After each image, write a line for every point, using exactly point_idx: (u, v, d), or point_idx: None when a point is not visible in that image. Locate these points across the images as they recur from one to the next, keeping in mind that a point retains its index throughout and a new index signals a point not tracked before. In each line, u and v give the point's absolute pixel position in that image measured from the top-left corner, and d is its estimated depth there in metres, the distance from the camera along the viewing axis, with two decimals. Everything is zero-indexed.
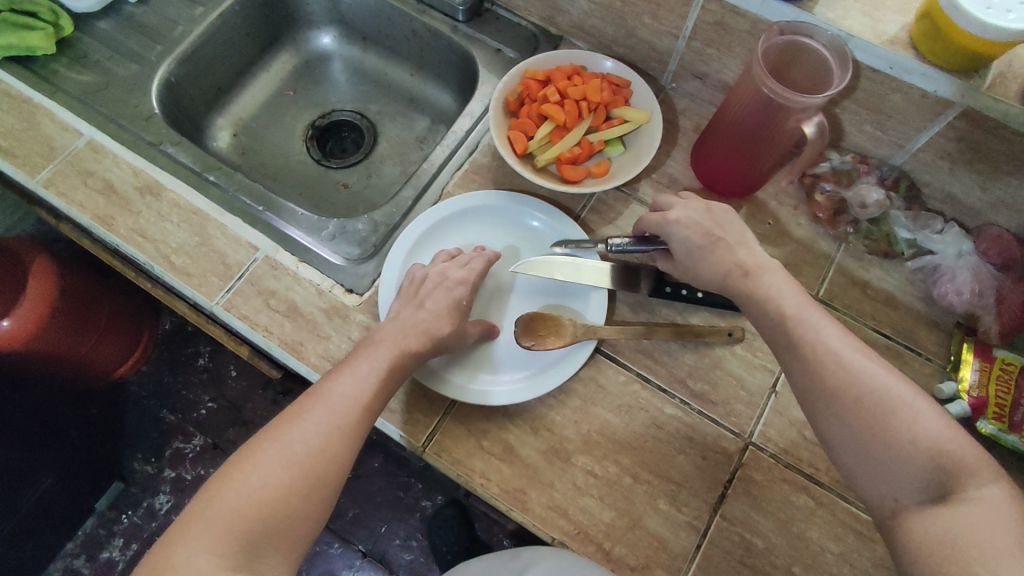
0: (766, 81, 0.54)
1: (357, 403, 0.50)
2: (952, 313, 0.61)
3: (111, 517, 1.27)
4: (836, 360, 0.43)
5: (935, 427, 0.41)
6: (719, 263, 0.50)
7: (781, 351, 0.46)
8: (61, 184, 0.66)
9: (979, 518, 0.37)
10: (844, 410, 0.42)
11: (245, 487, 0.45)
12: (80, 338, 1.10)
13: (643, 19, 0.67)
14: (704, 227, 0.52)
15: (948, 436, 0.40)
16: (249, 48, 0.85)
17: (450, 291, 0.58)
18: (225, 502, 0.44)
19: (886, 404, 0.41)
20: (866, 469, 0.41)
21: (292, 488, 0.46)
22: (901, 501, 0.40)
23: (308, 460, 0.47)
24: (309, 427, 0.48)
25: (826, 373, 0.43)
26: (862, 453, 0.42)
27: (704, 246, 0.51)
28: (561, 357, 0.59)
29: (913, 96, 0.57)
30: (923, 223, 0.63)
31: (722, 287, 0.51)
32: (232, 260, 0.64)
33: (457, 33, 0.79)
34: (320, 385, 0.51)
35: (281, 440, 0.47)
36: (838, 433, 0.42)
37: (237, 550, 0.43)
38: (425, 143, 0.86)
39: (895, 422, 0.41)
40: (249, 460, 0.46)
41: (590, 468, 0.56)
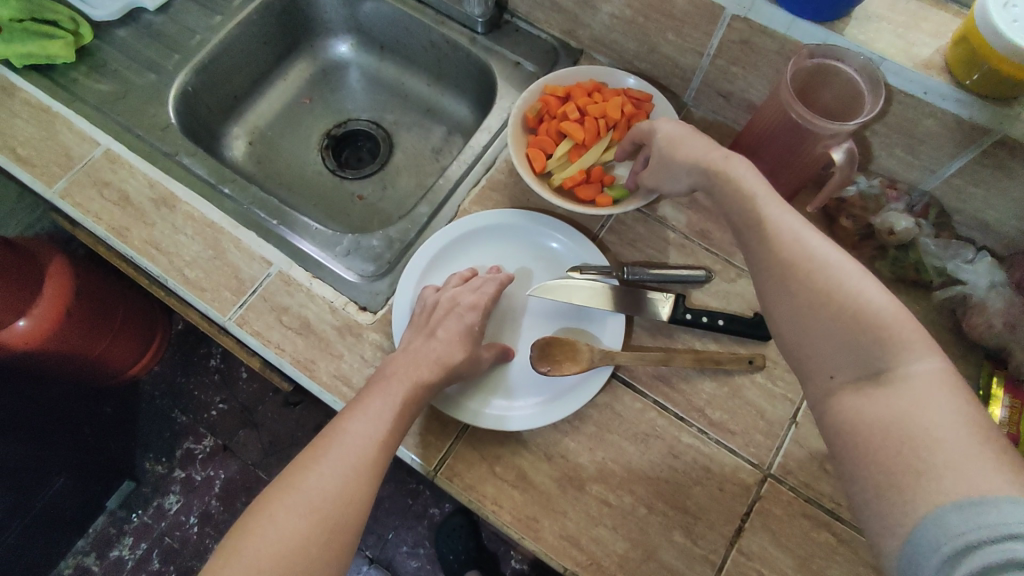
0: (794, 104, 0.53)
1: (372, 441, 0.50)
2: (981, 344, 0.60)
3: (122, 516, 1.27)
4: (794, 240, 0.42)
5: (880, 300, 0.38)
6: (696, 151, 0.50)
7: (743, 230, 0.46)
8: (77, 195, 0.66)
9: (912, 395, 0.35)
10: (793, 290, 0.41)
11: (263, 539, 0.45)
12: (95, 338, 1.10)
13: (667, 35, 0.65)
14: (683, 125, 0.53)
15: (895, 311, 0.38)
16: (266, 57, 0.85)
17: (464, 316, 0.57)
18: (244, 557, 0.44)
19: (835, 283, 0.39)
20: (807, 349, 0.40)
21: (310, 538, 0.45)
22: (836, 379, 0.39)
23: (325, 506, 0.46)
24: (325, 473, 0.47)
25: (783, 250, 0.42)
26: (804, 329, 0.40)
27: (681, 137, 0.51)
28: (581, 382, 0.58)
29: (947, 121, 0.55)
30: (953, 253, 0.61)
31: (696, 171, 0.50)
32: (246, 274, 0.63)
33: (476, 45, 0.77)
34: (334, 429, 0.51)
35: (297, 488, 0.47)
36: (785, 312, 0.42)
37: None
38: (441, 154, 0.85)
39: (839, 293, 0.39)
40: (266, 512, 0.46)
41: (604, 497, 0.55)
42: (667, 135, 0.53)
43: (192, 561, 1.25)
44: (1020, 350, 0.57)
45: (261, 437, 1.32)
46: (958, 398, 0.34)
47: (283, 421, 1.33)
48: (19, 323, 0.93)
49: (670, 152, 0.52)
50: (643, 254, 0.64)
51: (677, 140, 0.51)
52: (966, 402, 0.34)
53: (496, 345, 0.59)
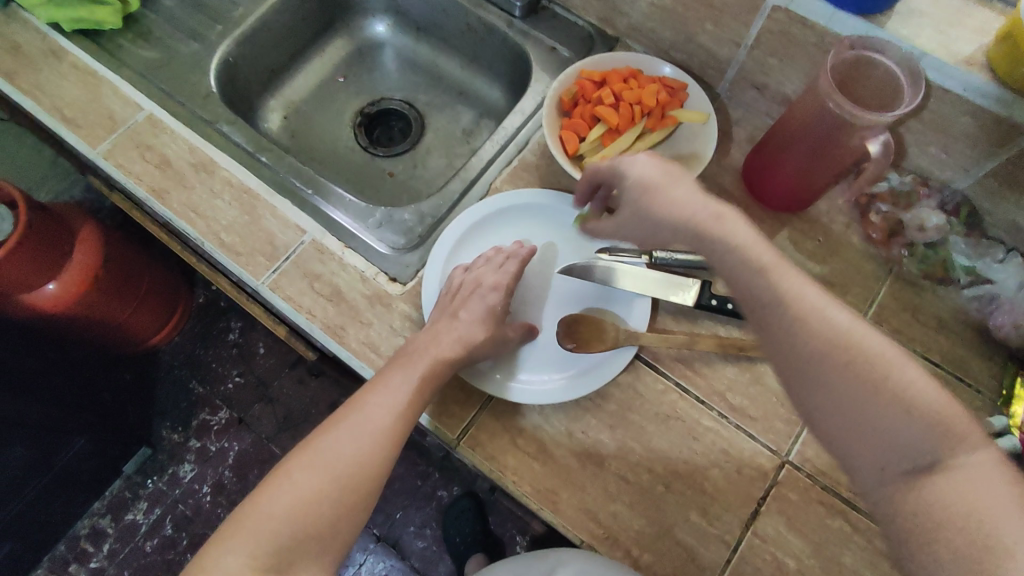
0: (833, 95, 0.53)
1: (391, 415, 0.52)
2: (1007, 345, 0.60)
3: (137, 481, 1.30)
4: (825, 326, 0.39)
5: (922, 386, 0.37)
6: (682, 202, 0.45)
7: (758, 310, 0.41)
8: (120, 156, 0.68)
9: (973, 488, 0.34)
10: (831, 376, 0.38)
11: (284, 489, 0.49)
12: (120, 306, 1.14)
13: (705, 25, 0.66)
14: (653, 170, 0.48)
15: (942, 400, 0.37)
16: (305, 34, 0.86)
17: (485, 297, 0.59)
18: (270, 504, 0.48)
19: (877, 368, 0.37)
20: (854, 439, 0.38)
21: (326, 496, 0.48)
22: (888, 471, 0.37)
23: (342, 470, 0.49)
24: (345, 439, 0.51)
25: (810, 327, 0.39)
26: (850, 417, 0.38)
27: (652, 186, 0.47)
28: (606, 366, 0.58)
29: (986, 119, 0.55)
30: (983, 251, 0.62)
31: (679, 232, 0.45)
32: (280, 241, 0.65)
33: (513, 29, 0.78)
34: (357, 403, 0.53)
35: (320, 450, 0.50)
36: (824, 398, 0.39)
37: (277, 550, 0.46)
38: (472, 136, 0.86)
39: (882, 377, 0.37)
40: (292, 466, 0.50)
41: (622, 474, 0.56)
42: (642, 183, 0.48)
43: (203, 528, 1.28)
44: None
45: (275, 412, 1.35)
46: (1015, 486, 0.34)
47: (298, 397, 1.36)
48: (48, 287, 0.97)
49: (650, 203, 0.47)
50: None
51: (651, 188, 0.47)
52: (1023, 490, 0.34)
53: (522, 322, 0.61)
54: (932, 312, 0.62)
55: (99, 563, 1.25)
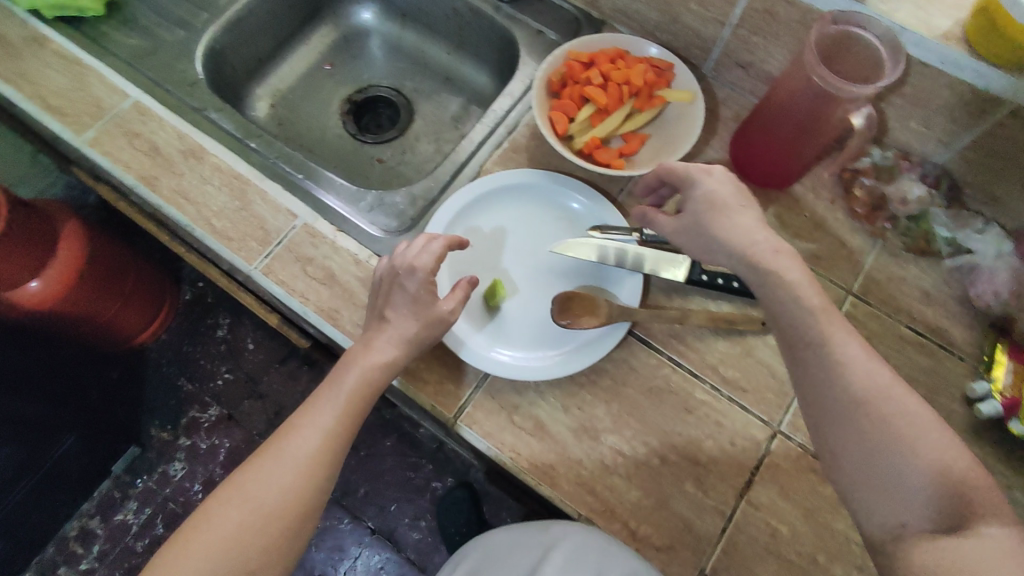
0: (817, 69, 0.54)
1: (320, 440, 0.51)
2: (988, 313, 0.61)
3: (127, 481, 1.29)
4: (863, 375, 0.40)
5: (956, 456, 0.38)
6: (749, 224, 0.47)
7: (793, 345, 0.43)
8: (107, 144, 0.67)
9: (995, 557, 0.34)
10: (860, 421, 0.40)
11: (212, 529, 0.48)
12: (105, 303, 1.12)
13: (690, 5, 0.67)
14: (726, 189, 0.49)
15: (974, 472, 0.38)
16: (291, 21, 0.86)
17: (407, 287, 0.54)
18: (193, 544, 0.47)
19: (911, 425, 0.39)
20: (872, 488, 0.39)
21: (254, 530, 0.48)
22: (909, 526, 0.37)
23: (270, 502, 0.49)
24: (272, 470, 0.50)
25: (847, 372, 0.41)
26: (870, 463, 0.39)
27: (724, 204, 0.48)
28: (587, 336, 0.59)
29: (964, 92, 0.57)
30: (963, 222, 0.64)
31: (741, 248, 0.46)
32: (272, 226, 0.64)
33: (500, 13, 0.78)
34: (286, 433, 0.52)
35: (246, 484, 0.49)
36: (848, 444, 0.40)
37: None
38: (461, 122, 0.86)
39: (917, 436, 0.39)
40: (217, 503, 0.49)
41: (619, 447, 0.57)
42: (709, 197, 0.49)
43: None
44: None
45: (266, 407, 1.34)
46: None
47: (289, 392, 1.35)
48: (32, 284, 0.95)
49: (714, 217, 0.48)
50: None
51: (720, 204, 0.48)
52: None
53: (459, 287, 0.56)
54: (917, 284, 0.63)
55: (89, 564, 1.24)
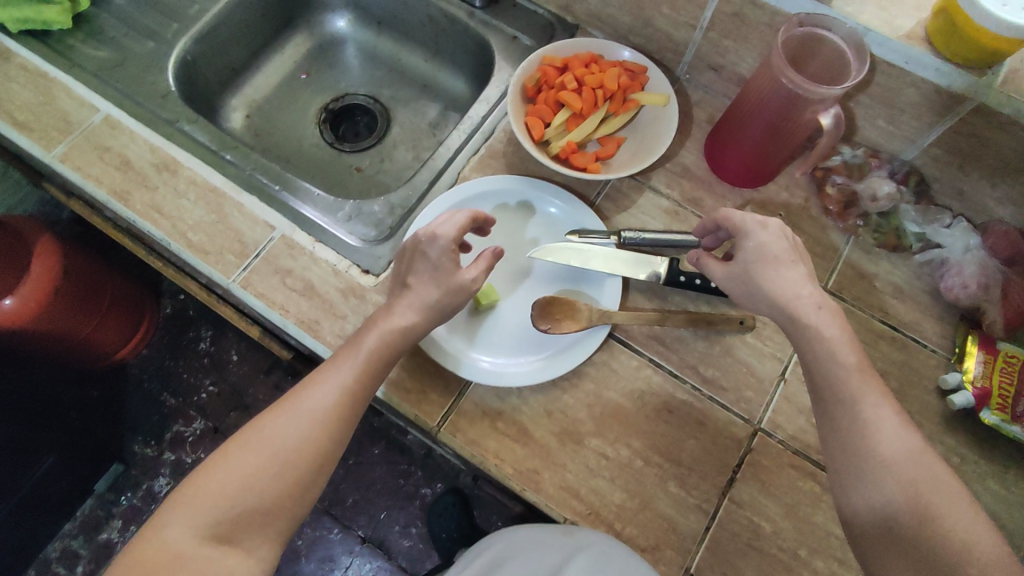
0: (785, 72, 0.55)
1: (338, 395, 0.50)
2: (958, 306, 0.63)
3: (110, 499, 1.27)
4: (891, 441, 0.44)
5: (974, 532, 0.41)
6: (795, 281, 0.48)
7: (823, 398, 0.47)
8: (78, 159, 0.66)
9: None
10: (884, 482, 0.43)
11: (225, 469, 0.47)
12: (82, 320, 1.10)
13: (662, 8, 0.67)
14: (779, 242, 0.49)
15: (993, 548, 0.41)
16: (263, 31, 0.85)
17: (429, 254, 0.54)
18: (204, 487, 0.46)
19: (932, 496, 0.42)
20: (882, 544, 0.43)
21: (267, 476, 0.47)
22: None
23: (284, 451, 0.48)
24: (287, 420, 0.49)
25: (875, 436, 0.44)
26: (884, 521, 0.43)
27: (778, 259, 0.48)
28: (566, 340, 0.60)
29: (928, 91, 0.58)
30: (933, 217, 0.65)
31: (783, 304, 0.47)
32: (249, 238, 0.64)
33: (474, 19, 0.79)
34: (303, 384, 0.51)
35: (261, 432, 0.48)
36: (868, 502, 0.44)
37: (211, 533, 0.45)
38: (438, 129, 0.86)
39: (938, 508, 0.42)
40: (231, 449, 0.48)
41: (602, 450, 0.57)
42: (761, 250, 0.49)
43: None
44: (993, 309, 0.61)
45: None
46: None
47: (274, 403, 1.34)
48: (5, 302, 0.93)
49: (763, 271, 0.49)
50: (637, 220, 0.67)
51: (770, 259, 0.48)
52: None
53: (482, 256, 0.55)
54: (890, 279, 0.65)
55: None
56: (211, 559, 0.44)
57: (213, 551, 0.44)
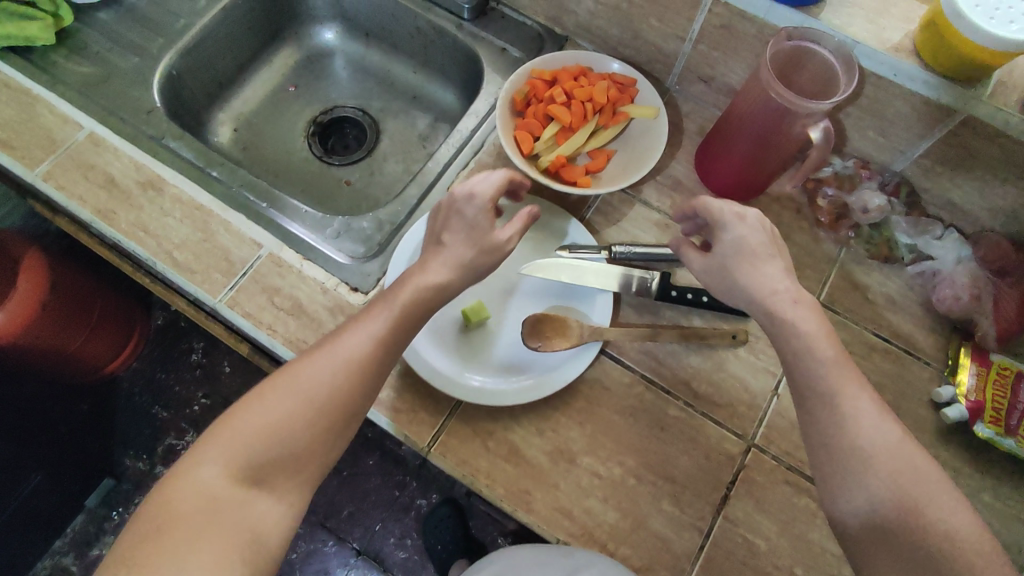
0: (774, 86, 0.55)
1: (372, 345, 0.49)
2: (950, 317, 0.62)
3: (102, 514, 1.26)
4: (874, 439, 0.43)
5: (957, 521, 0.41)
6: (772, 277, 0.48)
7: (802, 395, 0.46)
8: (61, 178, 0.65)
9: None
10: (870, 482, 0.42)
11: (257, 412, 0.46)
12: (72, 334, 1.09)
13: (650, 20, 0.67)
14: (757, 234, 0.49)
15: (975, 533, 0.41)
16: (250, 43, 0.84)
17: (465, 214, 0.53)
18: (242, 425, 0.45)
19: (919, 491, 0.42)
20: (874, 547, 0.42)
21: (302, 419, 0.46)
22: None
23: (319, 395, 0.46)
24: (321, 366, 0.47)
25: (858, 435, 0.43)
26: (876, 524, 0.42)
27: (755, 254, 0.49)
28: (554, 356, 0.59)
29: (917, 103, 0.58)
30: (923, 229, 0.65)
31: (759, 300, 0.48)
32: (236, 256, 0.63)
33: (462, 31, 0.78)
34: (337, 332, 0.50)
35: (296, 375, 0.47)
36: (857, 504, 0.42)
37: (249, 471, 0.44)
38: (428, 141, 0.86)
39: (925, 504, 0.41)
40: (266, 391, 0.47)
41: (595, 469, 0.56)
42: (739, 245, 0.49)
43: None
44: (985, 322, 0.61)
45: None
46: None
47: None
48: None
49: (740, 265, 0.49)
50: (629, 234, 0.66)
51: (748, 253, 0.49)
52: None
53: (521, 217, 0.56)
54: (882, 291, 0.64)
55: None
56: (242, 502, 0.43)
57: (251, 488, 0.44)
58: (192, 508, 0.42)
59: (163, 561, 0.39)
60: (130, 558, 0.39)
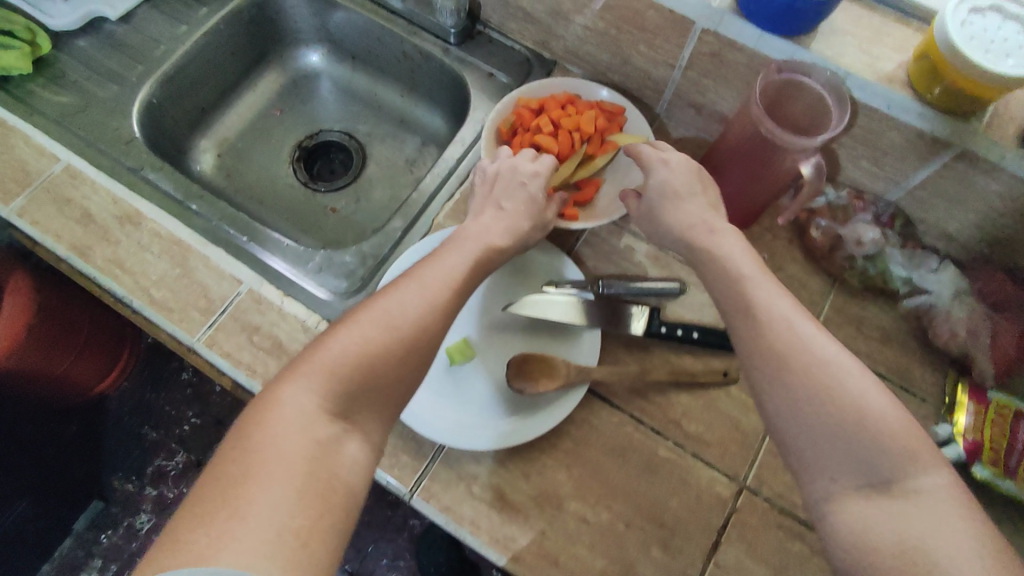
0: (762, 121, 0.53)
1: (451, 284, 0.49)
2: (947, 352, 0.61)
3: (90, 538, 1.24)
4: (793, 339, 0.41)
5: (880, 404, 0.38)
6: (692, 213, 0.52)
7: (727, 310, 0.45)
8: (36, 212, 0.63)
9: (930, 512, 0.35)
10: (791, 382, 0.40)
11: (345, 341, 0.43)
12: (60, 357, 1.06)
13: (639, 47, 0.66)
14: (682, 175, 0.54)
15: (898, 415, 0.38)
16: (234, 68, 0.83)
17: (528, 186, 0.60)
18: (327, 356, 0.42)
19: (838, 378, 0.39)
20: (807, 451, 0.39)
21: (390, 351, 0.44)
22: (839, 484, 0.38)
23: (406, 328, 0.45)
24: (405, 299, 0.47)
25: (775, 337, 0.41)
26: (802, 425, 0.39)
27: (678, 193, 0.54)
28: (541, 397, 0.57)
29: (911, 135, 0.57)
30: (919, 262, 0.63)
31: (682, 237, 0.52)
32: (215, 293, 0.61)
33: (449, 56, 0.77)
34: (413, 273, 0.50)
35: (379, 307, 0.46)
36: (779, 402, 0.40)
37: (338, 401, 0.41)
38: (415, 165, 0.84)
39: (844, 395, 0.38)
40: (346, 323, 0.44)
41: (582, 514, 0.55)
42: (664, 187, 0.54)
43: None
44: (983, 356, 0.59)
45: None
46: (971, 521, 0.35)
47: None
48: None
49: (665, 204, 0.54)
50: (617, 266, 0.65)
51: (671, 192, 0.54)
52: (977, 523, 0.35)
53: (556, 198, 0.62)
54: (877, 324, 0.63)
55: None
56: (336, 437, 0.40)
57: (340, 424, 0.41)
58: (293, 439, 0.39)
59: (263, 497, 0.36)
60: (227, 498, 0.36)
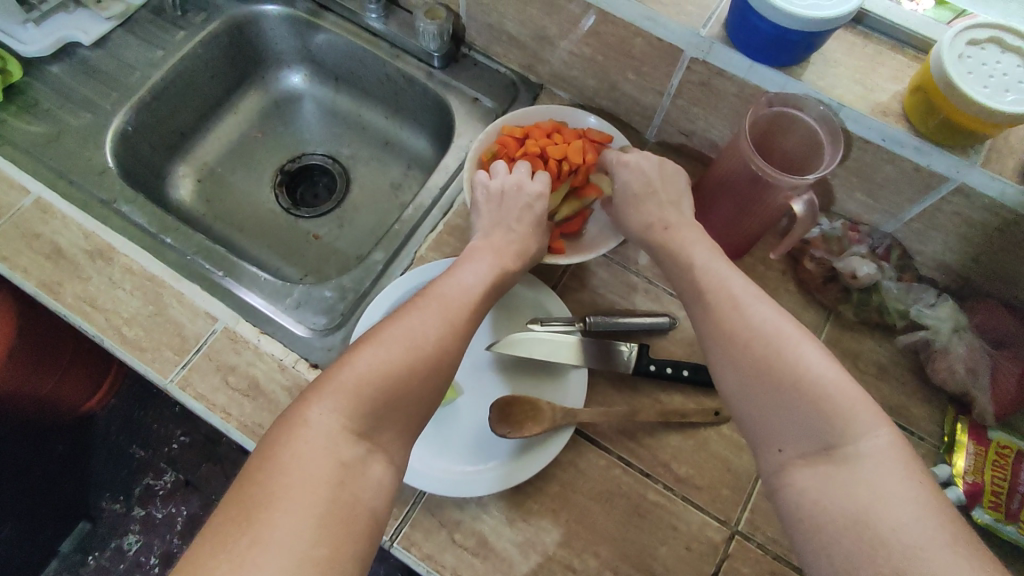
0: (753, 158, 0.52)
1: (468, 305, 0.50)
2: (945, 388, 0.59)
3: (76, 561, 1.19)
4: (741, 322, 0.44)
5: (821, 369, 0.41)
6: (647, 212, 0.56)
7: (686, 295, 0.50)
8: (4, 248, 0.61)
9: (868, 473, 0.37)
10: (739, 358, 0.43)
11: (366, 360, 0.43)
12: (46, 377, 1.03)
13: (626, 74, 0.64)
14: (645, 174, 0.58)
15: (837, 378, 0.40)
16: (214, 91, 0.81)
17: (535, 208, 0.60)
18: (350, 376, 0.42)
19: (776, 347, 0.42)
20: (759, 422, 0.42)
21: (412, 372, 0.44)
22: (784, 453, 0.41)
23: (428, 348, 0.45)
24: (426, 319, 0.47)
25: (730, 323, 0.44)
26: (752, 400, 0.42)
27: (637, 194, 0.57)
28: (525, 442, 0.55)
29: (906, 168, 0.55)
30: (915, 295, 0.61)
31: (641, 235, 0.56)
32: (190, 331, 0.60)
33: (433, 80, 0.75)
34: (430, 292, 0.50)
35: (400, 326, 0.46)
36: (730, 377, 0.43)
37: (361, 421, 0.41)
38: (401, 189, 0.82)
39: (787, 368, 0.41)
40: (367, 344, 0.44)
41: (568, 562, 0.53)
42: (625, 189, 0.58)
43: None
44: (983, 398, 0.57)
45: (224, 471, 1.26)
46: (908, 475, 0.37)
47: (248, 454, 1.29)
48: None
49: (625, 206, 0.58)
50: (605, 300, 0.63)
51: (630, 195, 0.58)
52: (915, 478, 0.37)
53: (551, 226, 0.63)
54: (872, 359, 0.61)
55: None
56: (360, 458, 0.40)
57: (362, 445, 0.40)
58: (320, 462, 0.38)
59: (284, 521, 0.35)
60: (249, 524, 0.35)
